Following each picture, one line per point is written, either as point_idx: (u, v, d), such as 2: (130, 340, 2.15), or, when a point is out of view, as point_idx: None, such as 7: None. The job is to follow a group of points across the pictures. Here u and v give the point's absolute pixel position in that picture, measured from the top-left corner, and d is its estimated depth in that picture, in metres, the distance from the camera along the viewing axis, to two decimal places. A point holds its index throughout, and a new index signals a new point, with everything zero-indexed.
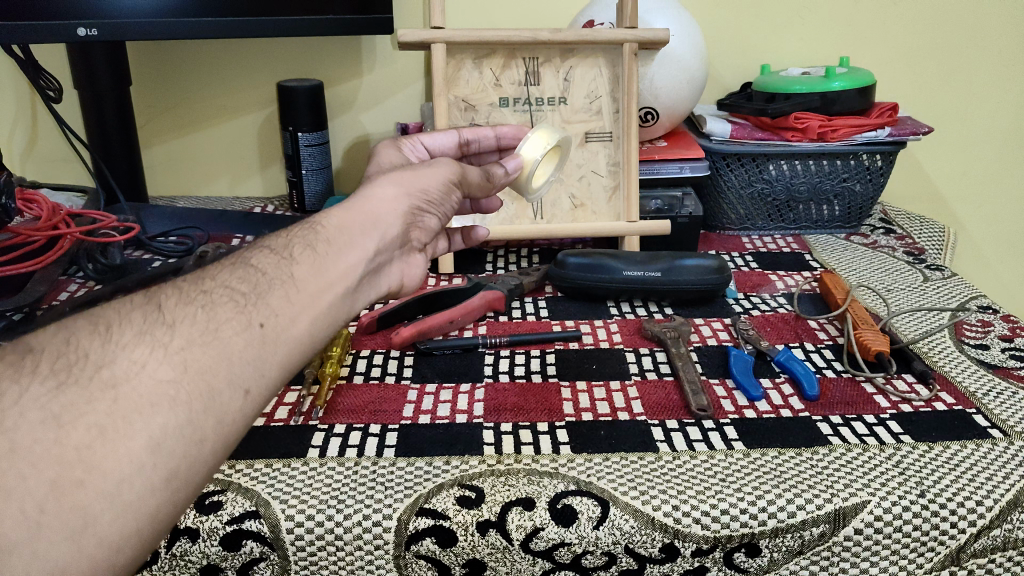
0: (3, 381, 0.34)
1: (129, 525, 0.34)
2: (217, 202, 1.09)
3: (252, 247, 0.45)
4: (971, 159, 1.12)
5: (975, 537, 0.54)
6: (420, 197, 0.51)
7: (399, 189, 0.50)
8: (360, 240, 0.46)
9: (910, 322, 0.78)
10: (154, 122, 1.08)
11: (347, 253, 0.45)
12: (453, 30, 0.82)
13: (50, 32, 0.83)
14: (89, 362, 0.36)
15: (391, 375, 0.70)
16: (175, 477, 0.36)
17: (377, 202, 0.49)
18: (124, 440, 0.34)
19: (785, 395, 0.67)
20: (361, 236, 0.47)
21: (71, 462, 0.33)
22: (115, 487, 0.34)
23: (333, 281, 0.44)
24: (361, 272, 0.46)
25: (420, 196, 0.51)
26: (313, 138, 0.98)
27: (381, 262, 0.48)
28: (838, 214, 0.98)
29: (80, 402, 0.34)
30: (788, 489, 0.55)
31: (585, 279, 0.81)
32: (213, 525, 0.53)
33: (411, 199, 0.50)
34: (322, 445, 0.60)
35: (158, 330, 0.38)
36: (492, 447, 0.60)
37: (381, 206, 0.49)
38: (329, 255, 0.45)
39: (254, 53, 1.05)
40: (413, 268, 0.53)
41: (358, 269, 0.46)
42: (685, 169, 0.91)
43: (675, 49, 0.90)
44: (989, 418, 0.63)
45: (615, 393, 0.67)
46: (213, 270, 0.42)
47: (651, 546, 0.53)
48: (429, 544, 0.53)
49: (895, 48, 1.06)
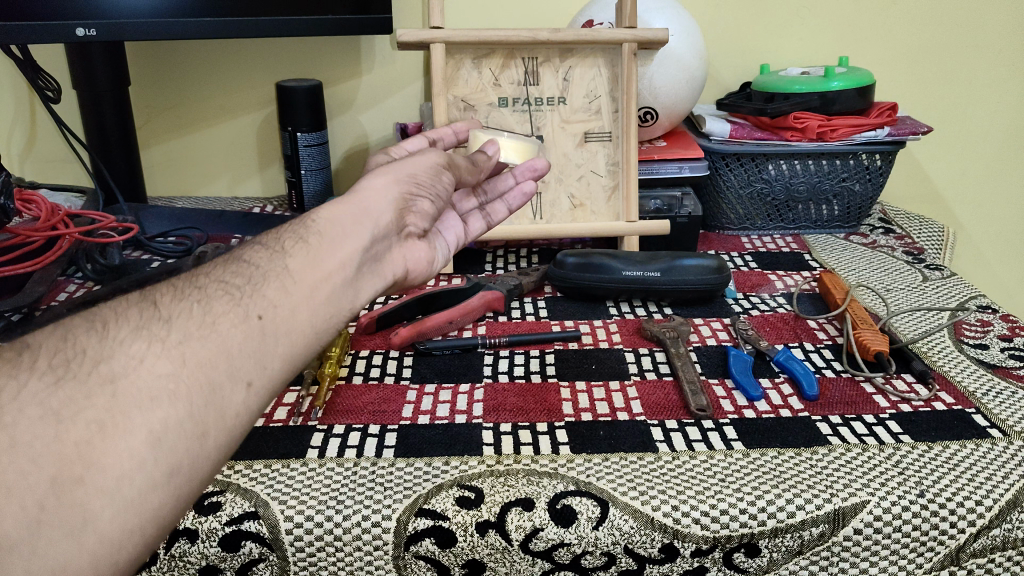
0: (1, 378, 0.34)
1: (130, 521, 0.34)
2: (216, 203, 1.09)
3: (246, 245, 0.45)
4: (971, 158, 1.12)
5: (975, 537, 0.54)
6: (407, 182, 0.51)
7: (387, 180, 0.51)
8: (357, 228, 0.46)
9: (909, 321, 0.78)
10: (153, 122, 1.08)
11: (341, 242, 0.45)
12: (451, 30, 0.82)
13: (49, 32, 0.83)
14: (87, 357, 0.36)
15: (391, 375, 0.70)
16: (175, 472, 0.36)
17: (368, 194, 0.49)
18: (123, 436, 0.34)
19: (785, 394, 0.67)
20: (355, 225, 0.47)
21: (70, 459, 0.33)
22: (115, 483, 0.34)
23: (330, 269, 0.44)
24: (359, 261, 0.46)
25: (409, 184, 0.51)
26: (312, 138, 0.98)
27: (380, 250, 0.48)
28: (837, 214, 0.98)
29: (78, 397, 0.34)
30: (787, 488, 0.55)
31: (584, 278, 0.81)
32: (213, 526, 0.53)
33: (401, 187, 0.51)
34: (322, 445, 0.60)
35: (154, 325, 0.38)
36: (492, 447, 0.60)
37: (372, 196, 0.49)
38: (323, 244, 0.45)
39: (253, 53, 1.05)
40: (415, 252, 0.51)
41: (355, 256, 0.45)
42: (685, 169, 0.91)
43: (674, 48, 0.90)
44: (989, 418, 0.63)
45: (615, 393, 0.67)
46: (208, 268, 0.43)
47: (650, 547, 0.53)
48: (429, 544, 0.53)
49: (894, 47, 1.06)
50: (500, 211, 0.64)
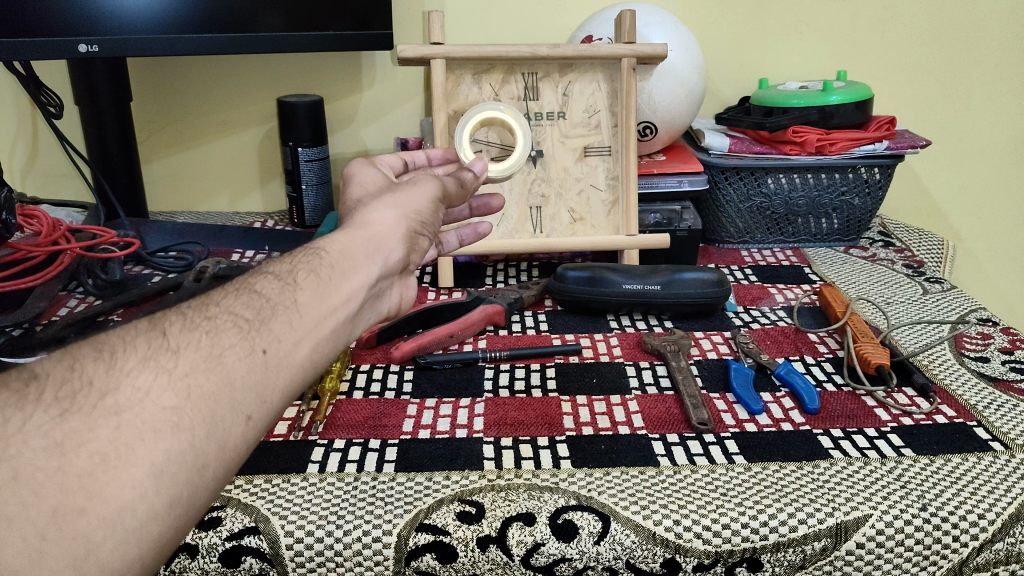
0: (6, 409, 0.34)
1: (131, 550, 0.34)
2: (217, 218, 1.09)
3: (256, 271, 0.46)
4: (970, 171, 1.13)
5: (977, 550, 0.54)
6: (416, 218, 0.52)
7: (397, 213, 0.51)
8: (365, 263, 0.47)
9: (909, 335, 0.78)
10: (154, 138, 1.09)
11: (348, 277, 0.46)
12: (451, 46, 0.83)
13: (51, 49, 0.83)
14: (92, 388, 0.36)
15: (391, 390, 0.70)
16: (176, 501, 0.35)
17: (377, 224, 0.50)
18: (125, 467, 0.34)
19: (785, 408, 0.67)
20: (363, 261, 0.47)
21: (72, 490, 0.33)
22: (116, 513, 0.33)
23: (336, 305, 0.44)
24: (362, 298, 0.47)
25: (417, 220, 0.52)
26: (313, 153, 0.98)
27: (382, 287, 0.49)
28: (837, 227, 0.98)
29: (83, 429, 0.34)
30: (788, 502, 0.55)
31: (585, 292, 0.81)
32: (213, 542, 0.53)
33: (410, 222, 0.51)
34: (323, 461, 0.60)
35: (162, 356, 0.38)
36: (492, 461, 0.60)
37: (381, 228, 0.50)
38: (332, 278, 0.45)
39: (253, 68, 1.05)
40: (411, 288, 0.53)
41: (361, 291, 0.46)
42: (685, 182, 0.92)
43: (672, 63, 0.91)
44: (990, 430, 0.63)
45: (616, 406, 0.67)
46: (218, 296, 0.43)
47: (651, 561, 0.53)
48: (429, 560, 0.53)
49: (892, 64, 1.07)
50: (452, 243, 0.68)
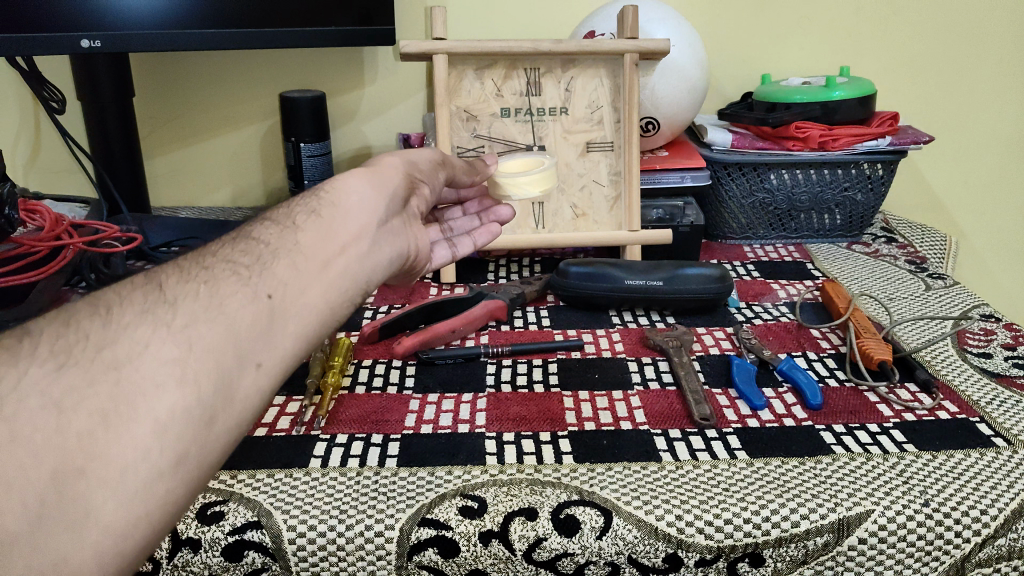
0: (4, 365, 0.34)
1: (136, 510, 0.34)
2: (218, 212, 1.10)
3: (255, 219, 0.46)
4: (972, 165, 1.12)
5: (980, 546, 0.54)
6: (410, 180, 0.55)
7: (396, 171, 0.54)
8: (366, 204, 0.48)
9: (912, 330, 0.78)
10: (158, 133, 1.09)
11: (350, 216, 0.47)
12: (454, 41, 0.83)
13: (52, 44, 0.83)
14: (89, 342, 0.36)
15: (393, 384, 0.70)
16: (182, 459, 0.35)
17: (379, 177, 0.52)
18: (126, 426, 0.34)
19: (788, 403, 0.67)
20: (364, 201, 0.48)
21: (73, 451, 0.33)
22: (118, 475, 0.33)
23: (338, 242, 0.45)
24: (365, 239, 0.47)
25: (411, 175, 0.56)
26: (315, 148, 0.98)
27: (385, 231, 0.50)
28: (839, 223, 0.98)
29: (81, 385, 0.34)
30: (789, 497, 0.55)
31: (585, 288, 0.82)
32: (215, 536, 0.53)
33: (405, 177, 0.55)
34: (324, 454, 0.60)
35: (160, 308, 0.38)
36: (494, 456, 0.60)
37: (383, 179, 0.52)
38: (334, 217, 0.46)
39: (255, 63, 1.05)
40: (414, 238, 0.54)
41: (364, 232, 0.47)
42: (687, 178, 0.91)
43: (673, 59, 0.91)
44: (993, 426, 0.63)
45: (618, 402, 0.67)
46: (215, 247, 0.43)
47: (654, 556, 0.53)
48: (432, 554, 0.53)
49: (894, 57, 1.07)
50: (467, 244, 0.67)
